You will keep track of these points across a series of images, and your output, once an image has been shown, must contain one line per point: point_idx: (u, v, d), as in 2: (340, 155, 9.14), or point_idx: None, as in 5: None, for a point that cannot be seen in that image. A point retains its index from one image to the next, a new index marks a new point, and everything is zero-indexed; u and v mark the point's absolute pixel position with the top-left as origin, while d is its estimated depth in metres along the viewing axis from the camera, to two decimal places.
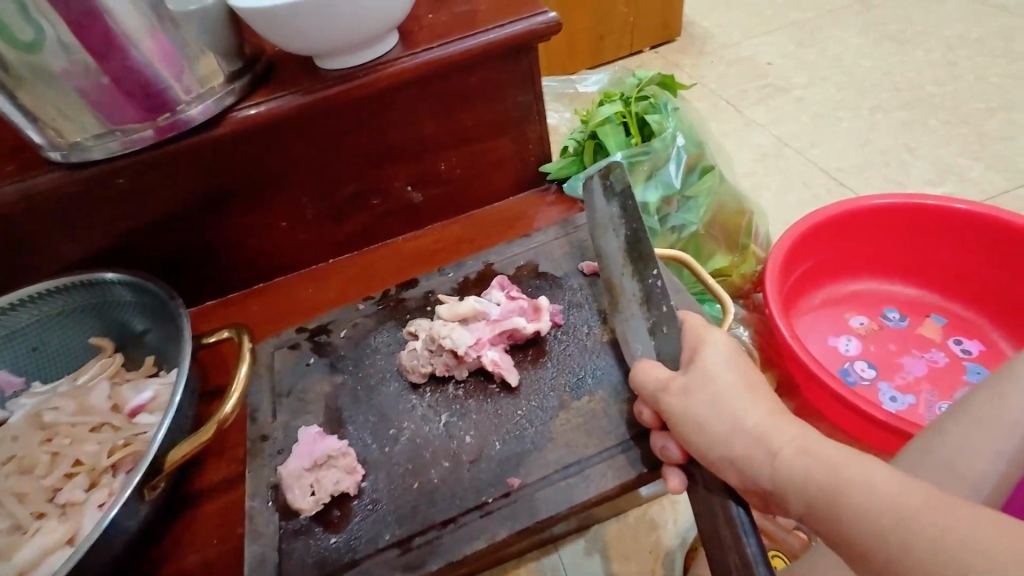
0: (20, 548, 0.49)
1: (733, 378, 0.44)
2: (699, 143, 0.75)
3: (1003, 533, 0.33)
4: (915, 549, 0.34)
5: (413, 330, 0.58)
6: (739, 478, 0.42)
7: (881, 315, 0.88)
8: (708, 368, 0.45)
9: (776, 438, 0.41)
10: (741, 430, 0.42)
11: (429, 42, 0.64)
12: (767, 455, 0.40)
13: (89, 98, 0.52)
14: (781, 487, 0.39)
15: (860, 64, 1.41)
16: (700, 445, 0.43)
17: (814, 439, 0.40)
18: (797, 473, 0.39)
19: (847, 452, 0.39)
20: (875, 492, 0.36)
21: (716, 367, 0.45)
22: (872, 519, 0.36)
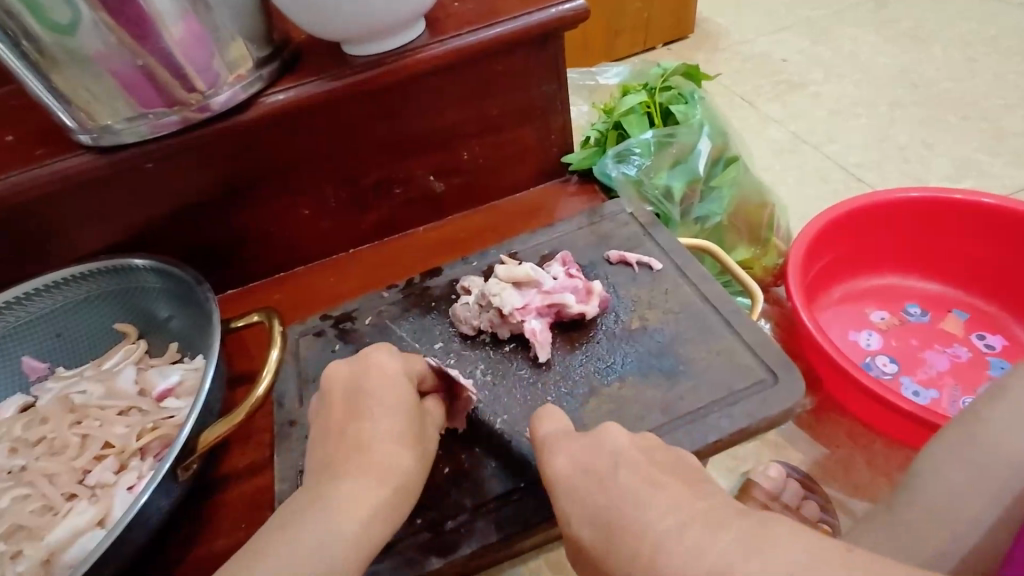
0: (51, 529, 0.49)
1: (576, 457, 0.43)
2: (724, 134, 0.75)
3: None
4: None
5: (467, 285, 0.60)
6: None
7: (902, 309, 0.88)
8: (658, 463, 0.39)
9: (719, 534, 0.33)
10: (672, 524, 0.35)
11: (456, 30, 0.64)
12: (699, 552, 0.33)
13: (120, 80, 0.52)
14: None
15: (876, 61, 1.41)
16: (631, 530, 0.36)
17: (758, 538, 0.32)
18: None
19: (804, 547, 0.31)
20: None
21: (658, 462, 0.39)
22: None
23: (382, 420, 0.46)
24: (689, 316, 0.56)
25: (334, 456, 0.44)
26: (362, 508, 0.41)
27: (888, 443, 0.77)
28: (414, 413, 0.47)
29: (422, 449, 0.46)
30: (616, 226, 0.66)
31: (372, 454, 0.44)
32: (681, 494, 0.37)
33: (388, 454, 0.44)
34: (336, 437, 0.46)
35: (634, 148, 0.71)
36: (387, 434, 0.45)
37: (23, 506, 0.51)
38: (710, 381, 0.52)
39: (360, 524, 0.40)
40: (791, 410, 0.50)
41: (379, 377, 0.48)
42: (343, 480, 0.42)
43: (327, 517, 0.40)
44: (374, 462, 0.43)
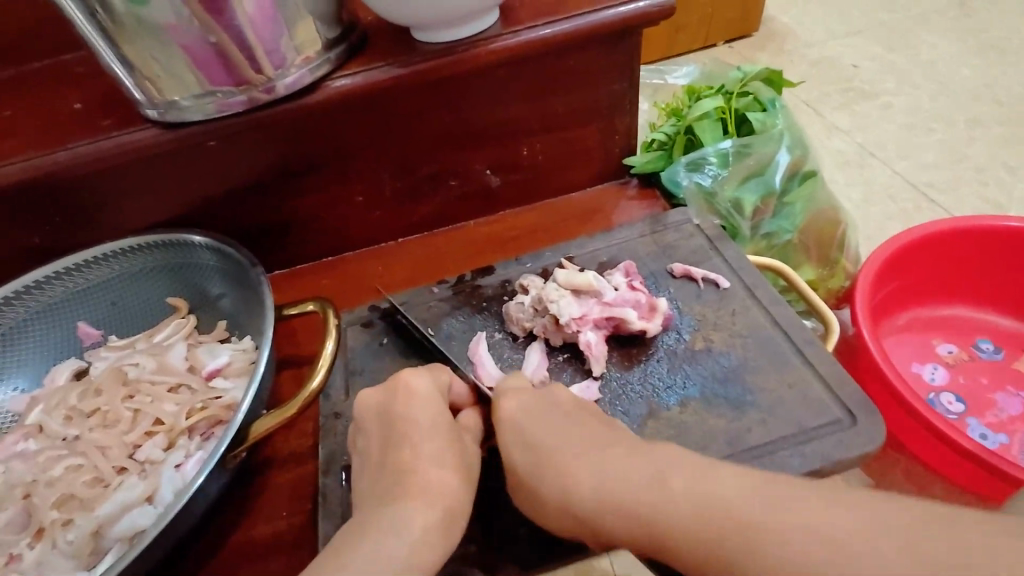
0: (102, 500, 0.50)
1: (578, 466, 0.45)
2: (803, 146, 0.71)
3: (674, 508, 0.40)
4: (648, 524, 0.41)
5: (525, 284, 0.58)
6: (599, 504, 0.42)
7: (972, 345, 0.82)
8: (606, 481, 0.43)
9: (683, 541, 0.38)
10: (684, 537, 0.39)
11: (532, 20, 0.60)
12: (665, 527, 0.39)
13: (192, 57, 0.51)
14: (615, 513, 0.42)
15: (956, 72, 1.32)
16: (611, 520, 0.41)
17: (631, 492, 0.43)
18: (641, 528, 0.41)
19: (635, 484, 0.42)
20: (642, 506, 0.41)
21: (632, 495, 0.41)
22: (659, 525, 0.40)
23: (424, 444, 0.46)
24: (758, 342, 0.53)
25: (381, 484, 0.44)
26: (415, 533, 0.40)
27: (949, 485, 0.72)
28: (457, 434, 0.47)
29: (465, 465, 0.46)
30: (680, 238, 0.63)
31: (420, 479, 0.44)
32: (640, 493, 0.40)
33: (431, 476, 0.44)
34: (378, 462, 0.46)
35: (708, 155, 0.68)
36: (432, 459, 0.45)
37: (75, 476, 0.51)
38: (777, 415, 0.49)
39: (406, 548, 0.39)
40: (868, 455, 0.47)
41: (413, 403, 0.48)
42: (393, 505, 0.42)
43: (377, 553, 0.39)
44: (424, 489, 0.43)
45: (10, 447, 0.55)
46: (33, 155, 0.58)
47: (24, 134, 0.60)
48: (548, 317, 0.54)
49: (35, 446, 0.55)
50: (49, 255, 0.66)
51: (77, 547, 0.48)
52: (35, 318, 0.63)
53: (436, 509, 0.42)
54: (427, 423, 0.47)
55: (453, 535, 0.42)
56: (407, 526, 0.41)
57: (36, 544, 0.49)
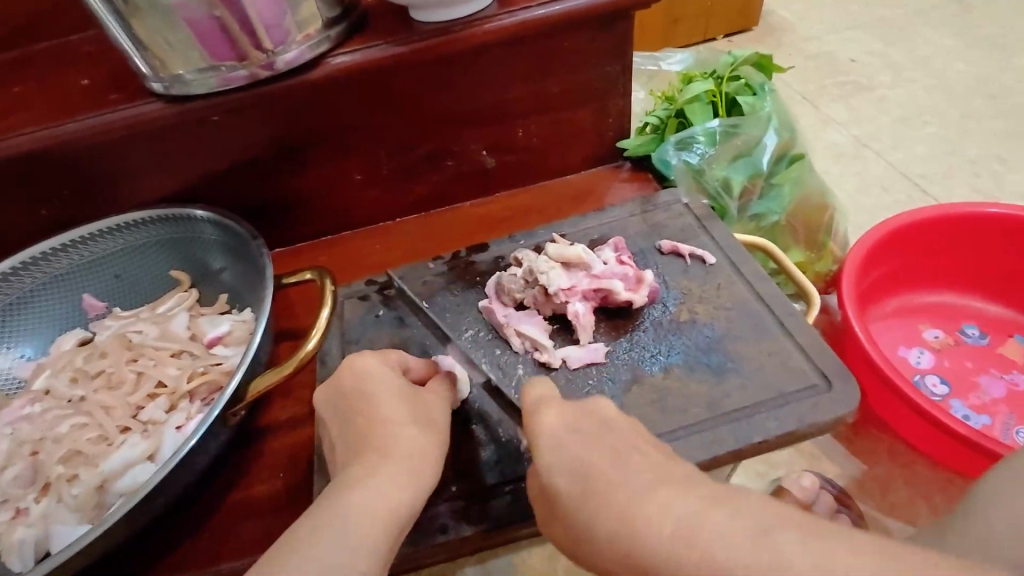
0: (106, 457, 0.52)
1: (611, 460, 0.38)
2: (792, 131, 0.72)
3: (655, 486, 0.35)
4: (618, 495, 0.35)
5: (518, 257, 0.60)
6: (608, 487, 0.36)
7: (958, 330, 0.84)
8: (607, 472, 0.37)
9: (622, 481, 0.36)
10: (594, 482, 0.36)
11: (527, 1, 0.62)
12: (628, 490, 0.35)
13: (193, 30, 0.52)
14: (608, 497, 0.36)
15: (952, 66, 1.33)
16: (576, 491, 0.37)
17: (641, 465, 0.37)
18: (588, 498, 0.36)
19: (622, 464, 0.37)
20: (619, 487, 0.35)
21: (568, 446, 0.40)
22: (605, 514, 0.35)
23: (380, 404, 0.45)
24: (741, 314, 0.55)
25: (349, 448, 0.44)
26: (386, 490, 0.40)
27: (930, 464, 0.74)
28: (413, 392, 0.48)
29: (429, 422, 0.46)
30: (669, 217, 0.64)
31: (384, 437, 0.43)
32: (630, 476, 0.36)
33: (398, 434, 0.44)
34: (341, 431, 0.46)
35: (699, 137, 0.70)
36: (389, 417, 0.45)
37: (81, 434, 0.53)
38: (758, 381, 0.50)
39: (381, 502, 0.39)
40: (844, 420, 0.48)
41: (358, 373, 0.47)
42: (356, 468, 0.42)
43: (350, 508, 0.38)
44: (386, 445, 0.43)
45: (16, 409, 0.57)
46: (42, 128, 0.60)
47: (33, 108, 0.62)
48: (538, 287, 0.55)
49: (42, 407, 0.56)
50: (57, 228, 0.68)
51: (82, 500, 0.50)
52: (43, 288, 0.65)
53: (403, 462, 0.42)
54: (387, 387, 0.47)
55: (425, 483, 0.43)
56: (376, 484, 0.40)
57: (42, 498, 0.51)
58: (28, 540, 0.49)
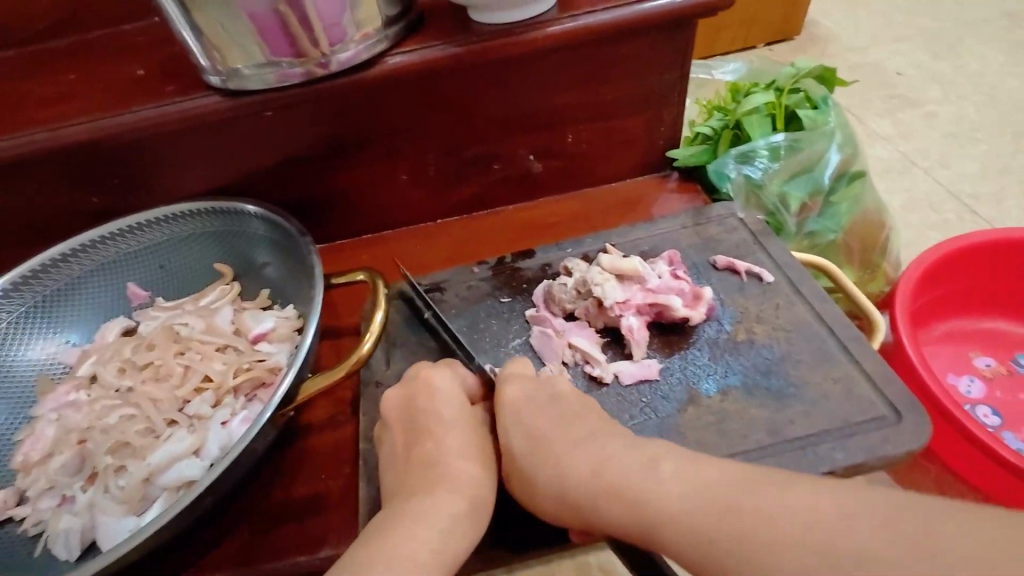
0: (152, 450, 0.52)
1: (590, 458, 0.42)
2: (854, 147, 0.70)
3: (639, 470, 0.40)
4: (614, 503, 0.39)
5: (569, 267, 0.58)
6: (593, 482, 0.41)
7: (1012, 359, 0.81)
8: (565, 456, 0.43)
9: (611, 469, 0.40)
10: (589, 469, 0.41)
11: (589, 6, 0.61)
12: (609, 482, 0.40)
13: (257, 26, 0.52)
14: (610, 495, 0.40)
15: (1005, 83, 1.29)
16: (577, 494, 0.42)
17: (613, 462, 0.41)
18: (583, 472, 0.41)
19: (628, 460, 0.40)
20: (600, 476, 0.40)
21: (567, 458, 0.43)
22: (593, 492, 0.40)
23: (447, 434, 0.47)
24: (802, 336, 0.53)
25: (408, 479, 0.46)
26: (442, 524, 0.42)
27: (981, 498, 0.71)
28: (478, 425, 0.49)
29: (488, 459, 0.47)
30: (724, 231, 0.63)
31: (443, 470, 0.45)
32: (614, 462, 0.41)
33: (459, 469, 0.45)
34: (402, 457, 0.47)
35: (760, 150, 0.68)
36: (455, 450, 0.46)
37: (128, 425, 0.53)
38: (821, 407, 0.49)
39: (437, 535, 0.41)
40: (913, 453, 0.46)
41: (431, 394, 0.49)
42: (420, 497, 0.43)
43: (408, 540, 0.40)
44: (446, 479, 0.44)
45: (63, 396, 0.57)
46: (98, 117, 0.60)
47: (90, 96, 0.62)
48: (593, 299, 0.54)
49: (89, 395, 0.57)
50: (106, 216, 0.69)
51: (127, 493, 0.50)
52: (91, 275, 0.65)
53: (461, 499, 0.43)
54: (449, 414, 0.48)
55: (480, 529, 0.43)
56: (434, 516, 0.42)
57: (89, 488, 0.51)
58: (74, 529, 0.49)
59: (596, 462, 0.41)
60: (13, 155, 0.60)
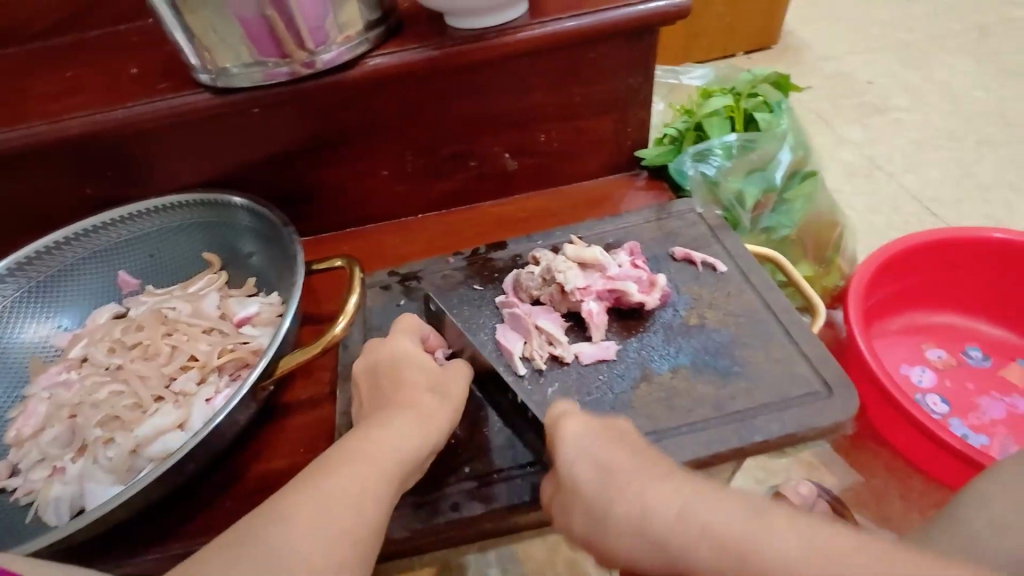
0: (139, 423, 0.55)
1: (617, 474, 0.40)
2: (805, 148, 0.75)
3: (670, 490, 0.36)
4: (614, 510, 0.38)
5: (535, 256, 0.63)
6: (584, 509, 0.40)
7: (962, 351, 0.85)
8: (572, 459, 0.43)
9: (620, 497, 0.38)
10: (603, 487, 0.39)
11: (556, 14, 0.65)
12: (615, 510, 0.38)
13: (245, 28, 0.56)
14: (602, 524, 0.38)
15: (970, 93, 1.34)
16: (576, 504, 0.41)
17: (615, 465, 0.40)
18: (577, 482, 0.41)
19: (639, 467, 0.39)
20: (618, 502, 0.38)
21: (579, 464, 0.42)
22: (604, 509, 0.38)
23: (404, 369, 0.51)
24: (749, 321, 0.57)
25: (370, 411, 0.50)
26: (389, 436, 0.45)
27: (926, 480, 0.76)
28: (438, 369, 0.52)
29: (442, 388, 0.51)
30: (683, 225, 0.67)
31: (399, 398, 0.49)
32: (634, 475, 0.39)
33: (414, 395, 0.49)
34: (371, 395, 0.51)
35: (715, 149, 0.72)
36: (412, 381, 0.50)
37: (117, 400, 0.56)
38: (762, 384, 0.53)
39: (380, 442, 0.44)
40: (842, 425, 0.50)
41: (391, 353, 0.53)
42: (372, 419, 0.47)
43: (356, 448, 0.43)
44: (401, 403, 0.48)
45: (55, 374, 0.60)
46: (93, 112, 0.63)
47: (86, 92, 0.66)
48: (556, 286, 0.58)
49: (80, 374, 0.60)
50: (99, 206, 0.72)
51: (115, 463, 0.53)
52: (84, 262, 0.68)
53: (409, 415, 0.47)
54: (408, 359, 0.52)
55: (426, 442, 0.47)
56: (381, 428, 0.46)
57: (79, 459, 0.54)
58: (65, 497, 0.52)
59: (603, 461, 0.41)
60: (11, 146, 0.63)
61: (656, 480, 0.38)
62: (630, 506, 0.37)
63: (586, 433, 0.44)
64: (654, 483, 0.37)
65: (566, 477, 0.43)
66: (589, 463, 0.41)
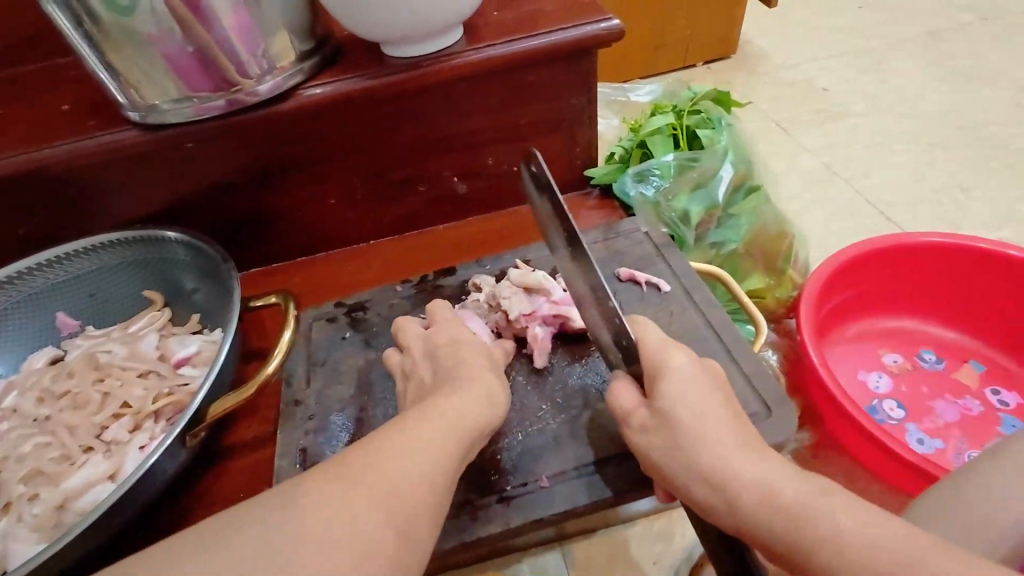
0: (67, 477, 0.53)
1: (720, 446, 0.40)
2: (748, 162, 0.76)
3: (757, 456, 0.40)
4: (745, 507, 0.38)
5: (478, 283, 0.62)
6: (674, 477, 0.42)
7: (916, 355, 0.87)
8: (671, 405, 0.42)
9: (734, 471, 0.39)
10: (698, 468, 0.40)
11: (493, 39, 0.65)
12: (725, 472, 0.39)
13: (172, 66, 0.55)
14: (714, 485, 0.39)
15: (922, 98, 1.38)
16: (664, 466, 0.42)
17: (745, 461, 0.39)
18: (716, 480, 0.40)
19: (752, 464, 0.39)
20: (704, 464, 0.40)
21: (679, 400, 0.42)
22: (689, 475, 0.41)
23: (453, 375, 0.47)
24: (692, 341, 0.57)
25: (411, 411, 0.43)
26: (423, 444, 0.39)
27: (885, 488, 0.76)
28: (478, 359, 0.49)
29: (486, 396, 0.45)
30: (629, 245, 0.67)
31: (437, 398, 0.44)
32: (720, 420, 0.42)
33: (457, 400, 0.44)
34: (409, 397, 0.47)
35: (654, 169, 0.73)
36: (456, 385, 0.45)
37: (43, 453, 0.54)
38: None
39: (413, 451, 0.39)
40: (782, 446, 0.50)
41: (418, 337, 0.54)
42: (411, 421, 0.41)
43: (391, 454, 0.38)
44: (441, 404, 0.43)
45: None
46: (21, 153, 0.62)
47: (15, 132, 0.64)
48: (498, 314, 0.58)
49: (8, 426, 0.58)
50: (33, 247, 0.70)
51: (40, 520, 0.50)
52: (17, 306, 0.66)
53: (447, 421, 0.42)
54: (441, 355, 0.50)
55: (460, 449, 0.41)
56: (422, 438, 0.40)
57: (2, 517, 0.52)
58: None
59: (700, 412, 0.42)
60: None
61: (756, 451, 0.40)
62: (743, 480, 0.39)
63: (682, 382, 0.43)
64: (735, 450, 0.40)
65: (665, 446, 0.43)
66: (686, 460, 0.41)
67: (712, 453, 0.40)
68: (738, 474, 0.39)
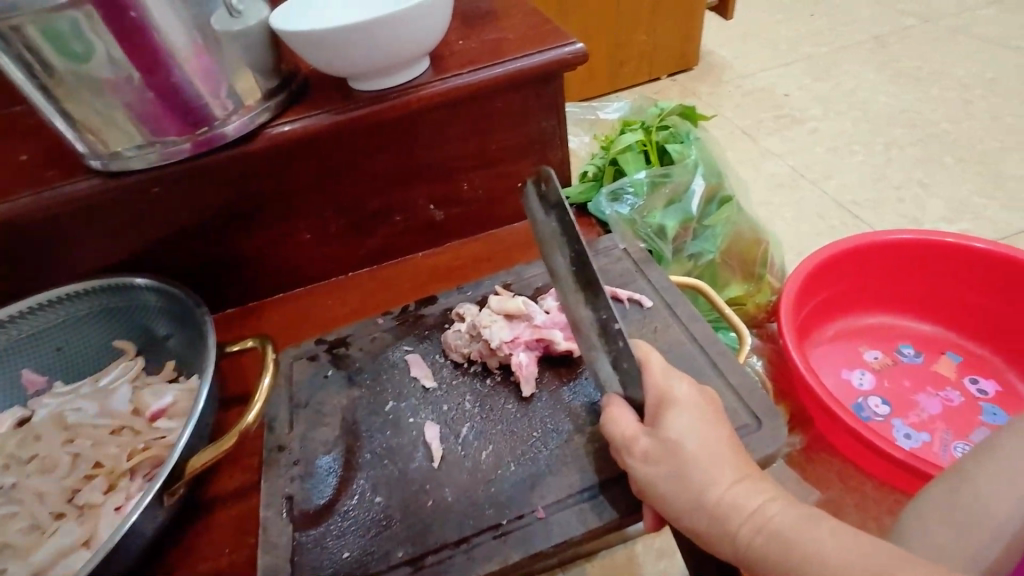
0: (37, 548, 0.50)
1: (720, 477, 0.41)
2: (718, 174, 0.77)
3: (755, 486, 0.41)
4: (747, 538, 0.39)
5: (460, 312, 0.61)
6: (676, 512, 0.42)
7: (895, 350, 0.88)
8: (676, 437, 0.43)
9: (738, 505, 0.40)
10: (703, 504, 0.41)
11: (459, 68, 0.66)
12: (733, 507, 0.40)
13: (134, 113, 0.54)
14: (716, 516, 0.40)
15: (876, 99, 1.43)
16: (665, 499, 0.42)
17: (747, 495, 0.40)
18: (719, 512, 0.40)
19: (750, 493, 0.40)
20: (709, 495, 0.41)
21: (681, 435, 0.43)
22: (691, 508, 0.41)
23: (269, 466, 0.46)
24: (678, 356, 0.57)
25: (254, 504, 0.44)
26: None
27: (878, 485, 0.76)
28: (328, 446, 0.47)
29: None
30: (609, 262, 0.67)
31: None
32: (721, 452, 0.43)
33: None
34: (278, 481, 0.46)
35: (628, 187, 0.74)
36: None
37: (10, 525, 0.52)
38: None
39: None
40: (775, 456, 0.50)
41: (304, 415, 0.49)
42: None
43: None
44: None
45: None
46: None
47: None
48: (482, 342, 0.57)
49: None
50: None
51: None
52: None
53: None
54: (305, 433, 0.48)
55: None
56: None
57: None
58: None
59: (707, 443, 0.43)
60: None
61: (754, 482, 0.41)
62: (744, 509, 0.40)
63: (688, 416, 0.44)
64: (733, 480, 0.41)
65: (665, 478, 0.43)
66: (692, 493, 0.41)
67: (715, 487, 0.41)
68: (742, 507, 0.40)
